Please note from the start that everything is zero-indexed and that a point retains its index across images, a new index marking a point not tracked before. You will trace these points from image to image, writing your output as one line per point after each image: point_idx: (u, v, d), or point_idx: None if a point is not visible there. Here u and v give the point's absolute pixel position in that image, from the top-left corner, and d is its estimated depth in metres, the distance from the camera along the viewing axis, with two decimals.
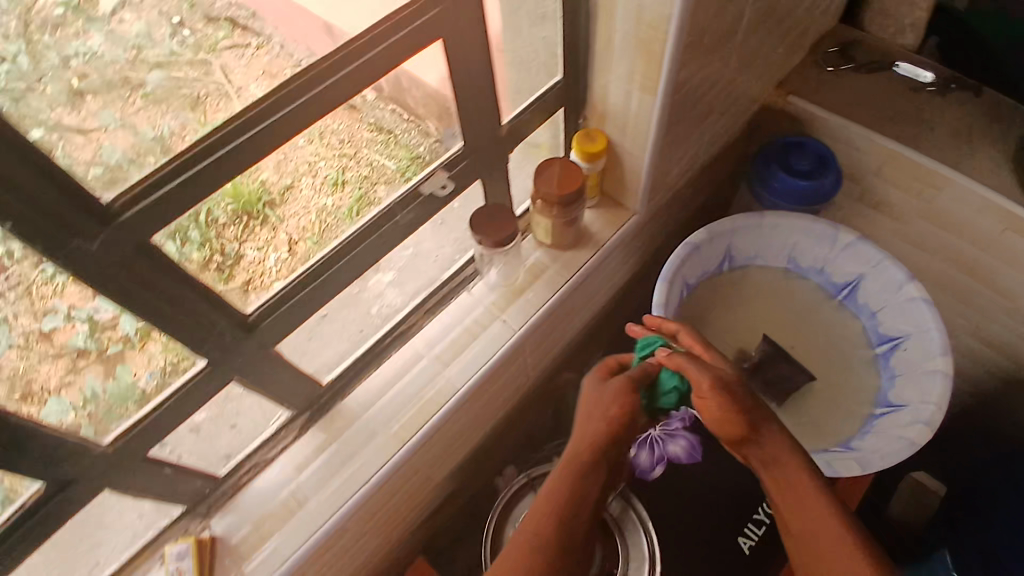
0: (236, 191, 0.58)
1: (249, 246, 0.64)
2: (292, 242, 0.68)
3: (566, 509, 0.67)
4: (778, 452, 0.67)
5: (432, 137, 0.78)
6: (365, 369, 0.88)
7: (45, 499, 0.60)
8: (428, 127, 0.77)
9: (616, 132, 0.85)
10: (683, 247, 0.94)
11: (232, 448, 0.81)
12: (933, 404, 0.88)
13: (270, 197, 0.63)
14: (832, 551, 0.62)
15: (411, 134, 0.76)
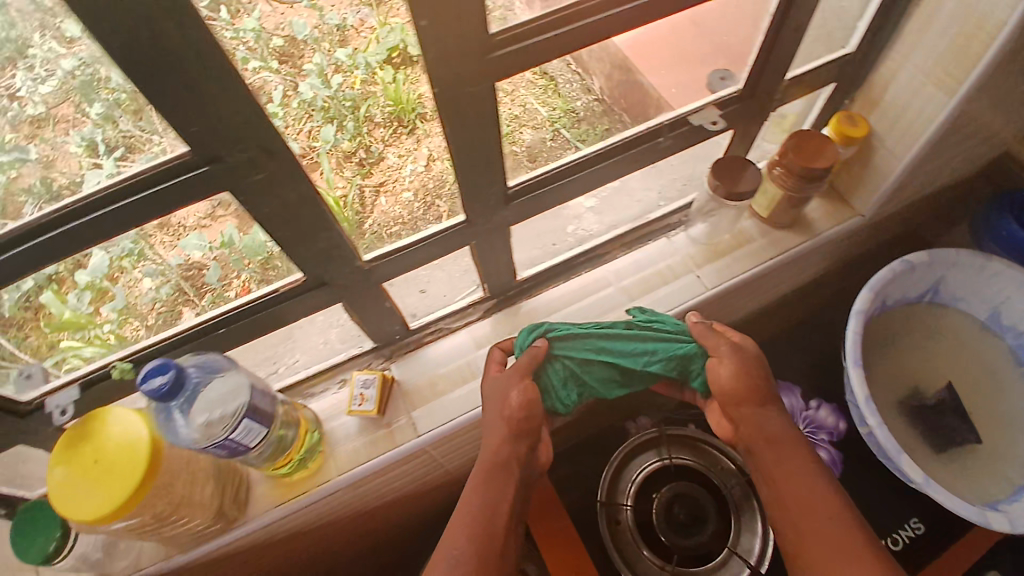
0: (392, 94, 0.57)
1: (392, 149, 0.64)
2: (429, 160, 0.64)
3: (488, 518, 0.59)
4: (743, 388, 0.64)
5: (592, 95, 0.70)
6: (556, 278, 0.92)
7: (296, 292, 0.65)
8: (592, 85, 0.69)
9: (882, 125, 0.84)
10: (899, 264, 0.91)
11: (419, 309, 0.87)
12: None
13: (423, 109, 0.57)
14: (806, 484, 0.59)
15: (572, 86, 0.67)
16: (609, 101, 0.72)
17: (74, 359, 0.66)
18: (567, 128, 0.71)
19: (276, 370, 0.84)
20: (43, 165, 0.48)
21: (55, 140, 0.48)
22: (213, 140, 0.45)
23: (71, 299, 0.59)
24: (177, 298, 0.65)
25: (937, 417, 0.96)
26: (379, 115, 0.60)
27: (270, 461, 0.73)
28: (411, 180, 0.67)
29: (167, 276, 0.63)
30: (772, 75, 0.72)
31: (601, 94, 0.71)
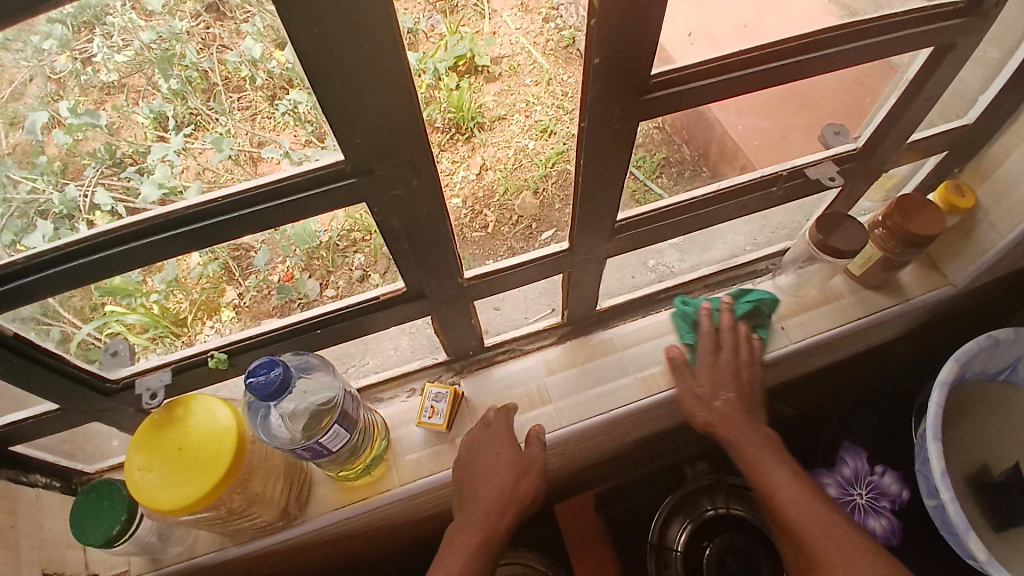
0: (458, 103, 0.55)
1: (446, 157, 0.58)
2: (482, 168, 0.63)
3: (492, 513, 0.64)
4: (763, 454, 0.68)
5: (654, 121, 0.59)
6: (633, 312, 0.91)
7: (397, 300, 0.66)
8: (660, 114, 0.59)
9: (992, 198, 0.81)
10: (988, 339, 0.88)
11: (494, 327, 0.87)
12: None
13: (480, 118, 0.60)
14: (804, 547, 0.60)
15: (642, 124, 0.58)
16: (668, 130, 0.62)
17: (115, 325, 0.62)
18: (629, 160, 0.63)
19: (347, 371, 0.84)
20: (106, 131, 0.48)
21: (124, 109, 0.47)
22: (370, 151, 0.47)
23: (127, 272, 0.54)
24: (222, 276, 0.62)
25: (1003, 499, 0.92)
26: (438, 119, 0.54)
27: (347, 464, 0.72)
28: (461, 186, 0.62)
29: (216, 255, 0.58)
30: (893, 139, 0.71)
31: (664, 123, 0.61)
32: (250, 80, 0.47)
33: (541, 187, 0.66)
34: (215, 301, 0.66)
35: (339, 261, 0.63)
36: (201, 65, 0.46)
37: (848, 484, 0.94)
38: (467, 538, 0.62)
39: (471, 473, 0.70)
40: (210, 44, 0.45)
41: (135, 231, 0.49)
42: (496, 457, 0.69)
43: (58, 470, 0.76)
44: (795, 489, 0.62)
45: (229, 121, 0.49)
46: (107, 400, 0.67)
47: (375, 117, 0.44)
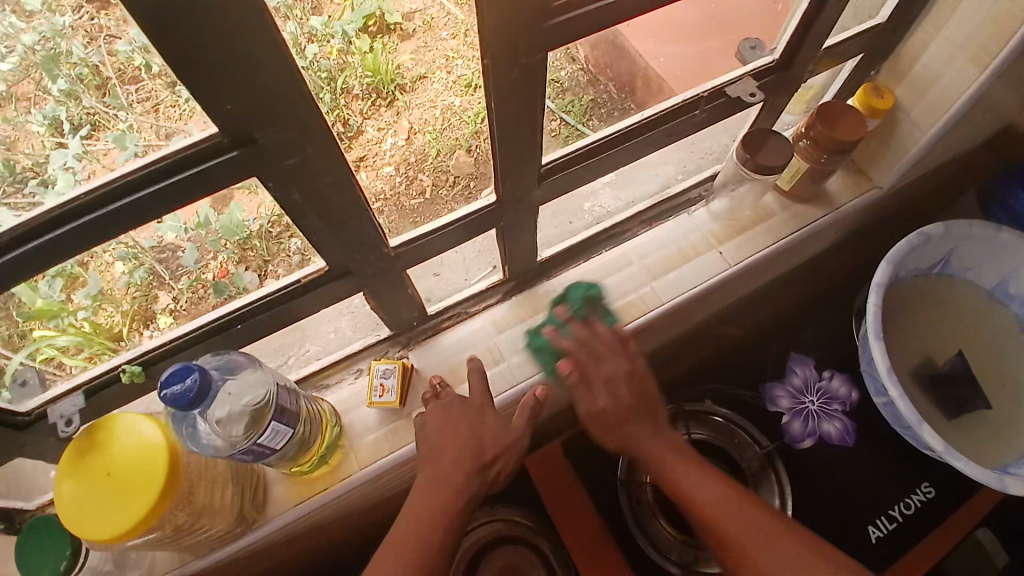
0: (373, 68, 0.57)
1: (370, 124, 0.59)
2: (408, 131, 0.64)
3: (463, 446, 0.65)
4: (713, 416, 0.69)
5: (578, 64, 0.62)
6: (575, 257, 0.89)
7: (323, 280, 0.62)
8: (577, 54, 0.60)
9: (908, 96, 0.82)
10: (915, 236, 0.91)
11: (435, 293, 0.84)
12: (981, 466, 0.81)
13: (401, 80, 0.62)
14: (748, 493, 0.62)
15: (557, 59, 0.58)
16: (593, 70, 0.65)
17: (47, 350, 0.61)
18: (554, 100, 0.62)
19: (287, 361, 0.79)
20: (2, 146, 0.46)
21: (17, 119, 0.45)
22: (250, 119, 0.41)
23: (43, 287, 0.53)
24: (151, 283, 0.61)
25: (947, 388, 0.95)
26: (356, 87, 0.57)
27: (298, 457, 0.69)
28: (392, 154, 0.63)
29: (140, 261, 0.57)
30: (810, 47, 0.70)
31: (586, 63, 0.63)
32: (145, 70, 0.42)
33: (472, 145, 0.64)
34: (152, 309, 0.64)
35: (278, 251, 0.61)
36: (93, 61, 0.43)
37: (799, 392, 0.97)
38: (443, 509, 0.61)
39: (447, 430, 0.66)
40: (97, 37, 0.40)
41: (7, 241, 0.43)
42: (481, 424, 0.67)
43: (0, 512, 0.70)
44: (723, 492, 0.61)
45: (133, 116, 0.44)
46: (20, 435, 0.61)
47: (249, 79, 0.38)
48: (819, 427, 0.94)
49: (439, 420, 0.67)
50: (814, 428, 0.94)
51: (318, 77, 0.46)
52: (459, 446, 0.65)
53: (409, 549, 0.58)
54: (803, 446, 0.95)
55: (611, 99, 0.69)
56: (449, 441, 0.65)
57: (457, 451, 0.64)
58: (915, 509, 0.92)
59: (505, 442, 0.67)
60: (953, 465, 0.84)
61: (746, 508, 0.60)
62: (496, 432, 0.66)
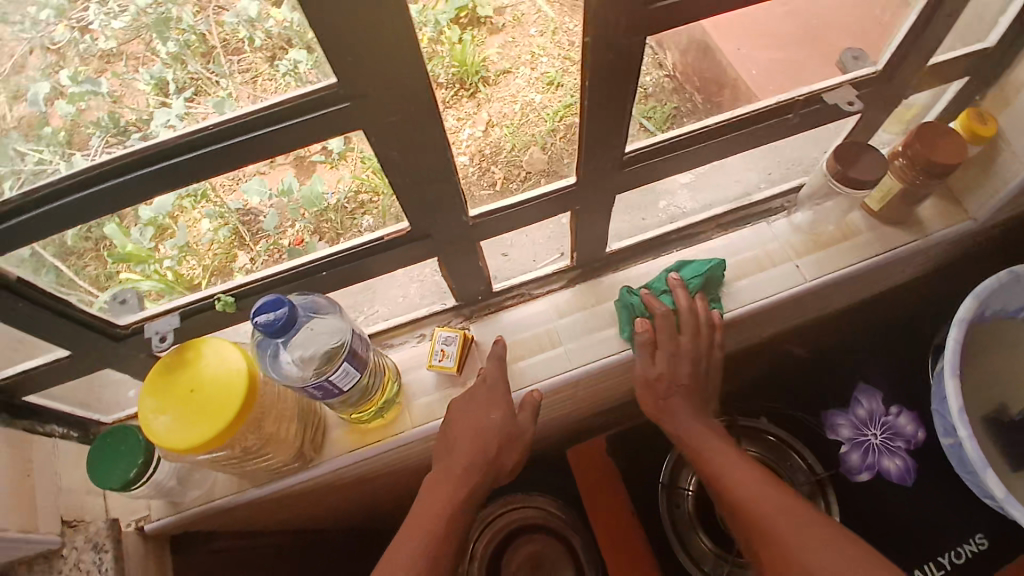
0: (460, 59, 0.55)
1: (451, 113, 0.58)
2: (488, 124, 0.63)
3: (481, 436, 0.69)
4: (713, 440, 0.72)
5: (664, 70, 0.61)
6: (642, 254, 0.89)
7: (401, 241, 0.65)
8: (665, 60, 0.59)
9: (1019, 124, 0.78)
10: (1007, 273, 0.86)
11: (501, 271, 0.86)
12: None
13: (484, 72, 0.60)
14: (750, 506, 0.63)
15: (646, 61, 0.57)
16: (678, 78, 0.63)
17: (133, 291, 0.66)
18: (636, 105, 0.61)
19: (356, 317, 0.84)
20: (110, 100, 0.49)
21: (124, 75, 0.49)
22: (364, 70, 0.44)
23: (134, 234, 0.59)
24: (233, 242, 0.67)
25: (1017, 436, 0.90)
26: (442, 75, 0.53)
27: (359, 404, 0.73)
28: (468, 144, 0.61)
29: (224, 220, 0.63)
30: (917, 60, 0.68)
31: (672, 70, 0.61)
32: (251, 42, 0.48)
33: (552, 139, 0.65)
34: (230, 267, 0.69)
35: (350, 225, 0.65)
36: (199, 29, 0.47)
37: (862, 424, 0.94)
38: (450, 496, 0.65)
39: (456, 428, 0.71)
40: (207, 6, 0.46)
41: (115, 166, 0.48)
42: (484, 420, 0.71)
43: (76, 420, 0.78)
44: (760, 490, 0.64)
45: (233, 84, 0.49)
46: (118, 345, 0.67)
47: (368, 32, 0.41)
48: (878, 463, 0.91)
49: (449, 419, 0.72)
50: (873, 462, 0.91)
51: (430, 51, 0.48)
52: (464, 445, 0.69)
53: (418, 533, 0.62)
54: (857, 480, 0.92)
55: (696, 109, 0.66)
56: (459, 439, 0.70)
57: (467, 448, 0.69)
58: (965, 559, 0.86)
59: (507, 437, 0.71)
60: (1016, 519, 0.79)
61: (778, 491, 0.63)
62: (498, 428, 0.71)
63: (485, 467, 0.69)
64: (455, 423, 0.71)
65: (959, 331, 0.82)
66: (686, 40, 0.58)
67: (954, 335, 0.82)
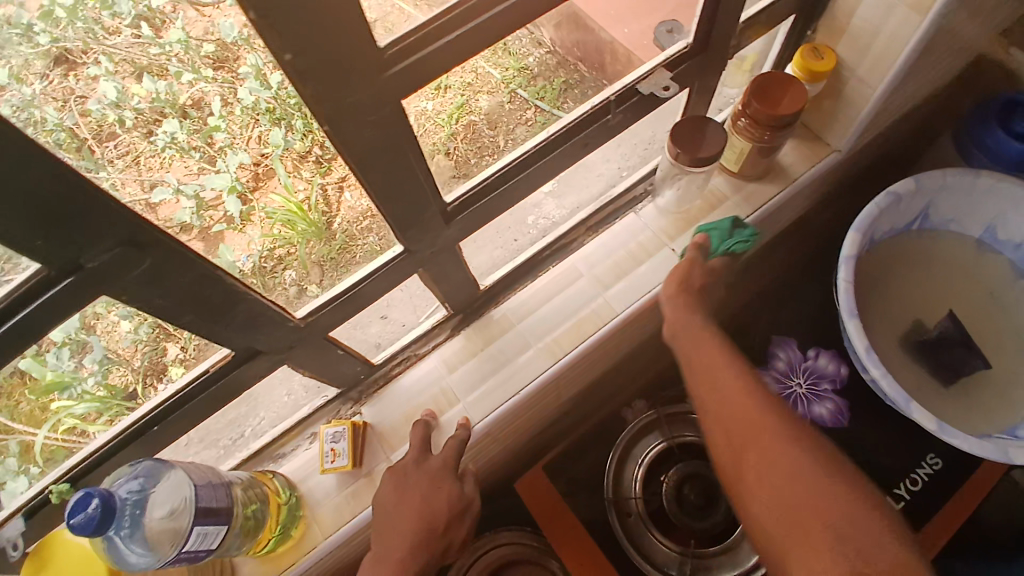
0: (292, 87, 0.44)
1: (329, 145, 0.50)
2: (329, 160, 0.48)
3: (436, 509, 0.64)
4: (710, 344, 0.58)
5: (545, 47, 0.64)
6: (522, 279, 0.85)
7: (231, 367, 0.60)
8: (543, 38, 0.62)
9: (850, 53, 0.74)
10: (884, 196, 0.83)
11: (383, 338, 0.80)
12: (1004, 458, 0.74)
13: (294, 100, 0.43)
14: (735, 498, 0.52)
15: (523, 43, 0.60)
16: (561, 52, 0.66)
17: (67, 419, 0.61)
18: (522, 87, 0.66)
19: (244, 431, 0.78)
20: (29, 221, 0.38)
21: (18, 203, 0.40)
22: (63, 248, 0.37)
23: (51, 360, 0.51)
24: (157, 336, 0.56)
25: (941, 351, 0.88)
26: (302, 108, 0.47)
27: (249, 544, 0.66)
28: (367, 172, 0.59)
29: (143, 317, 0.52)
30: (725, 24, 0.63)
31: (554, 46, 0.64)
32: (121, 123, 0.45)
33: (451, 148, 0.60)
34: (162, 363, 0.60)
35: (274, 285, 0.58)
36: (68, 124, 0.38)
37: (784, 376, 0.92)
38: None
39: (391, 513, 0.63)
40: (70, 100, 0.39)
41: None
42: (430, 499, 0.64)
43: None
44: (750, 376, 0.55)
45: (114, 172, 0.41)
46: None
47: (36, 210, 0.34)
48: (810, 412, 0.89)
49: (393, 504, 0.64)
50: (805, 413, 0.89)
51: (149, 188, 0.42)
52: (409, 521, 0.62)
53: None
54: None
55: (584, 78, 0.69)
56: (404, 512, 0.63)
57: (412, 522, 0.62)
58: (921, 485, 0.86)
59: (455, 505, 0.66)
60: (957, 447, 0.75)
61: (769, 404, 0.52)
62: (452, 505, 0.65)
63: (432, 544, 0.62)
64: (395, 497, 0.64)
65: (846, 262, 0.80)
66: (557, 15, 0.59)
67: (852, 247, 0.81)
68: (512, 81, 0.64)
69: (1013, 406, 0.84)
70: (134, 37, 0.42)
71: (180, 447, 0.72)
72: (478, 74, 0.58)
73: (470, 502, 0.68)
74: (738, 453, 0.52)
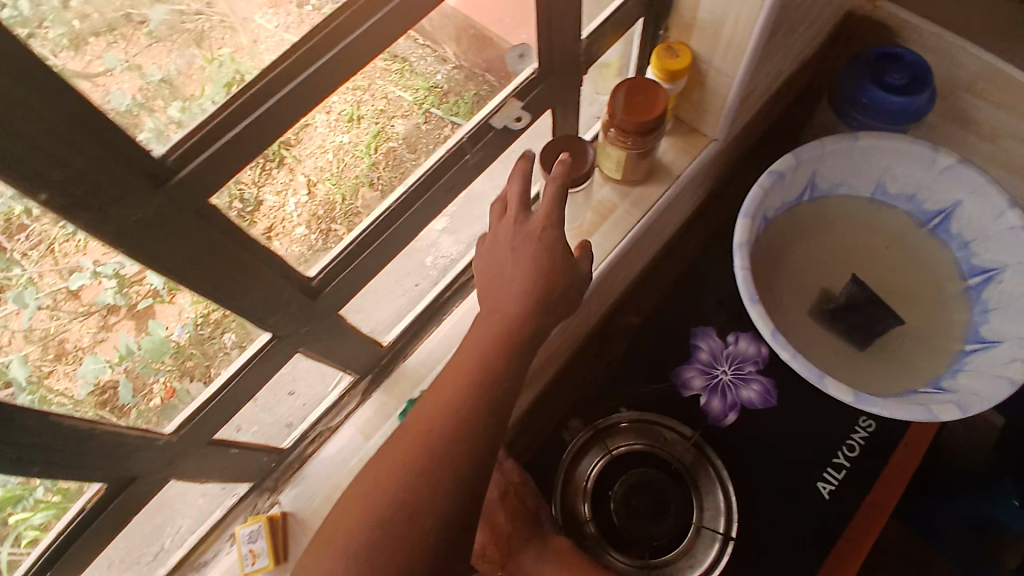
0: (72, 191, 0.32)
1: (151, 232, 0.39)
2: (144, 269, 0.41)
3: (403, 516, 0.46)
4: None
5: (450, 63, 0.60)
6: (428, 325, 0.82)
7: (112, 495, 0.56)
8: (447, 54, 0.59)
9: (704, 47, 0.74)
10: (767, 175, 0.84)
11: (294, 417, 0.76)
12: (928, 416, 0.74)
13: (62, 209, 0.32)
14: None
15: (426, 62, 0.57)
16: (468, 65, 0.63)
17: (29, 531, 0.56)
18: (436, 106, 0.63)
19: (164, 540, 0.73)
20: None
21: None
22: None
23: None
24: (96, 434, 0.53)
25: (854, 315, 0.88)
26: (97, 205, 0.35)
27: None
28: (299, 213, 0.54)
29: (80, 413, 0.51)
30: (566, 44, 0.62)
31: (458, 60, 0.61)
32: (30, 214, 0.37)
33: (373, 177, 0.60)
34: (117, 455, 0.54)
35: (215, 351, 0.57)
36: None
37: (709, 366, 0.93)
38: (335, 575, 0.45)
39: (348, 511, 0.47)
40: None
41: None
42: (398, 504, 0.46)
43: None
44: None
45: (28, 267, 0.41)
46: None
47: None
48: (739, 397, 0.92)
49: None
50: (733, 399, 0.92)
51: None
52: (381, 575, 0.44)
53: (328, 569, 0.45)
54: (728, 423, 0.92)
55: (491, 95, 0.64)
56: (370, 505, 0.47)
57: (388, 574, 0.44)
58: (859, 449, 0.89)
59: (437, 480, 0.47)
60: (884, 412, 0.75)
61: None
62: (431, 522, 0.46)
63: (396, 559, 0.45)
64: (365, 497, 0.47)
65: (745, 217, 0.82)
66: (453, 29, 0.57)
67: (750, 209, 0.83)
68: (428, 100, 0.62)
69: (929, 355, 0.86)
70: None
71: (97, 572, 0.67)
72: (389, 97, 0.56)
73: (460, 421, 0.48)
74: None
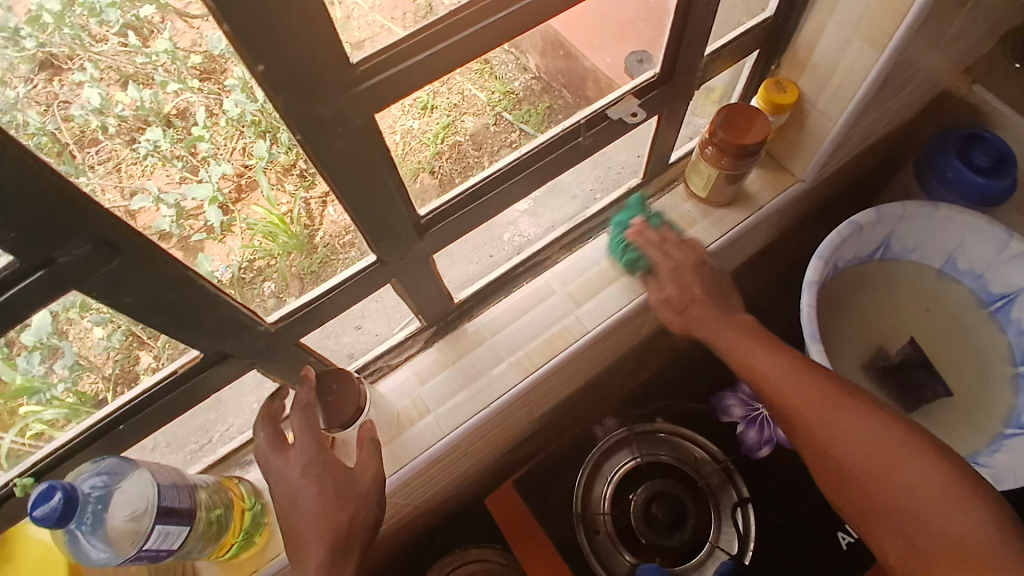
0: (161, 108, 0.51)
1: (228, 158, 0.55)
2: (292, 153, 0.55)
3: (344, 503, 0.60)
4: (744, 347, 0.67)
5: (530, 73, 0.66)
6: (496, 294, 0.86)
7: (198, 369, 0.61)
8: (528, 63, 0.64)
9: (814, 88, 0.78)
10: (847, 224, 0.86)
11: (356, 349, 0.81)
12: None
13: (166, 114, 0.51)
14: (793, 399, 0.61)
15: (507, 67, 0.62)
16: (544, 78, 0.68)
17: (35, 425, 0.59)
18: (508, 111, 0.68)
19: (218, 434, 0.79)
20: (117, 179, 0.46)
21: None
22: (28, 242, 0.38)
23: (21, 363, 0.53)
24: (130, 344, 0.58)
25: (902, 376, 0.92)
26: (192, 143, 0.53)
27: (210, 549, 0.66)
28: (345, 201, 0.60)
29: (117, 324, 0.54)
30: (690, 56, 0.67)
31: (538, 72, 0.66)
32: (105, 130, 0.48)
33: (436, 165, 0.63)
34: (134, 371, 0.60)
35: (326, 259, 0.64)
36: (49, 129, 0.41)
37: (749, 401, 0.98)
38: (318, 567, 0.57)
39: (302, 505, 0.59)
40: (52, 104, 0.43)
41: None
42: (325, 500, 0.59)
43: None
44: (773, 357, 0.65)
45: (95, 178, 0.44)
46: None
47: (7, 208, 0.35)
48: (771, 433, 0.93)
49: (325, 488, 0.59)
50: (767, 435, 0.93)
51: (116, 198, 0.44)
52: (339, 514, 0.59)
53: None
54: (760, 455, 0.94)
55: (567, 106, 0.70)
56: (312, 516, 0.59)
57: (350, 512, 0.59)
58: None
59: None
60: None
61: (812, 375, 0.62)
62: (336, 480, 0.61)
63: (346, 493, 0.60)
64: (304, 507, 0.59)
65: (817, 262, 0.85)
66: (540, 43, 0.61)
67: (825, 252, 0.86)
68: (496, 114, 0.67)
69: (968, 426, 0.88)
70: (121, 44, 0.46)
71: (147, 450, 0.71)
72: (464, 96, 0.61)
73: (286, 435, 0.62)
74: (796, 416, 0.61)
